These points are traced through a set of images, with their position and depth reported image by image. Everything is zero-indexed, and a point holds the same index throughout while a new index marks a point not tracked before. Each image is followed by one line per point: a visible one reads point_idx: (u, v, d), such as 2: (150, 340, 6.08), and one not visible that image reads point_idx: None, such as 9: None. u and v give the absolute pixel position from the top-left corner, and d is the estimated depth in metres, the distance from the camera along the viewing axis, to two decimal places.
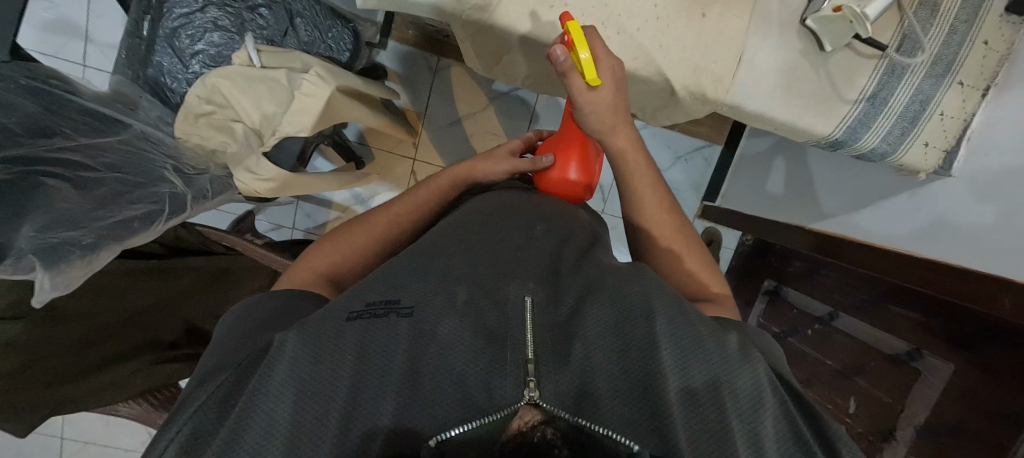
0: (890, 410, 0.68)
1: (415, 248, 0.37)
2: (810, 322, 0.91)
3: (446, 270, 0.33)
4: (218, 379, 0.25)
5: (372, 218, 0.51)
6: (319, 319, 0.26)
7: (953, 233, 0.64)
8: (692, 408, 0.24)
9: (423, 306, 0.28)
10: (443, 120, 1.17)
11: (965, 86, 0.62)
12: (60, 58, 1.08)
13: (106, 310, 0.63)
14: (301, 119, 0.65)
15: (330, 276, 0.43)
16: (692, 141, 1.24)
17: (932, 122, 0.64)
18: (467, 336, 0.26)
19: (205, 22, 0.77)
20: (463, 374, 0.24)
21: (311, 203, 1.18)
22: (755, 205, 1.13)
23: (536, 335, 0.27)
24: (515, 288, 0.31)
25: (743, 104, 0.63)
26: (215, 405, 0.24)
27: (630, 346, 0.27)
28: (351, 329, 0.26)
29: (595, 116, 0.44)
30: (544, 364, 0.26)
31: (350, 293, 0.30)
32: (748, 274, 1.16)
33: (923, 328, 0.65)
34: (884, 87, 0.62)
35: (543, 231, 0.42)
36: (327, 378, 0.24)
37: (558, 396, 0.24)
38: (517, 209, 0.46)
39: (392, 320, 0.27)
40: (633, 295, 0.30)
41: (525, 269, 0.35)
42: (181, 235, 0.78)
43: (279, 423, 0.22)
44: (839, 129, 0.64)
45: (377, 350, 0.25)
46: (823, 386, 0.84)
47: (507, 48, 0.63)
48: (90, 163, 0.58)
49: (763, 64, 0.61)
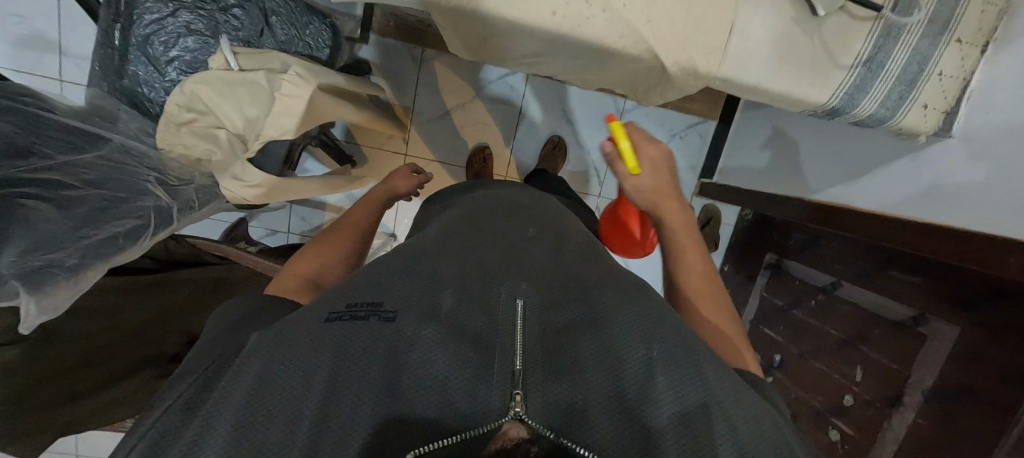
0: (897, 377, 0.69)
1: (403, 254, 0.35)
2: (813, 292, 0.90)
3: (437, 278, 0.31)
4: (188, 383, 0.25)
5: (332, 232, 0.51)
6: (300, 321, 0.26)
7: (941, 196, 0.64)
8: (686, 431, 0.23)
9: (406, 309, 0.28)
10: (431, 113, 1.15)
11: (964, 43, 0.60)
12: (34, 74, 1.05)
13: (101, 329, 0.62)
14: (284, 121, 0.63)
15: (313, 281, 0.43)
16: (686, 118, 1.21)
17: (930, 83, 0.62)
18: (451, 344, 0.25)
19: (178, 27, 0.75)
20: (444, 381, 0.23)
21: (304, 206, 1.16)
22: (750, 177, 1.11)
23: (526, 344, 0.26)
24: (505, 291, 0.30)
25: (734, 77, 0.62)
26: (178, 412, 0.23)
27: (623, 360, 0.26)
28: (330, 332, 0.25)
29: (641, 195, 0.50)
30: (532, 377, 0.24)
31: (329, 298, 0.29)
32: (749, 248, 1.16)
33: (930, 295, 0.66)
34: (881, 50, 0.60)
35: (533, 235, 0.41)
36: (294, 392, 0.22)
37: (546, 412, 0.22)
38: (506, 212, 0.46)
39: (372, 324, 0.26)
40: (622, 313, 0.30)
41: (518, 274, 0.33)
42: (172, 247, 0.78)
43: (252, 422, 0.20)
44: (837, 96, 0.63)
45: (355, 352, 0.24)
46: (827, 356, 0.84)
47: (490, 35, 0.61)
48: (71, 181, 0.56)
49: (756, 35, 0.59)
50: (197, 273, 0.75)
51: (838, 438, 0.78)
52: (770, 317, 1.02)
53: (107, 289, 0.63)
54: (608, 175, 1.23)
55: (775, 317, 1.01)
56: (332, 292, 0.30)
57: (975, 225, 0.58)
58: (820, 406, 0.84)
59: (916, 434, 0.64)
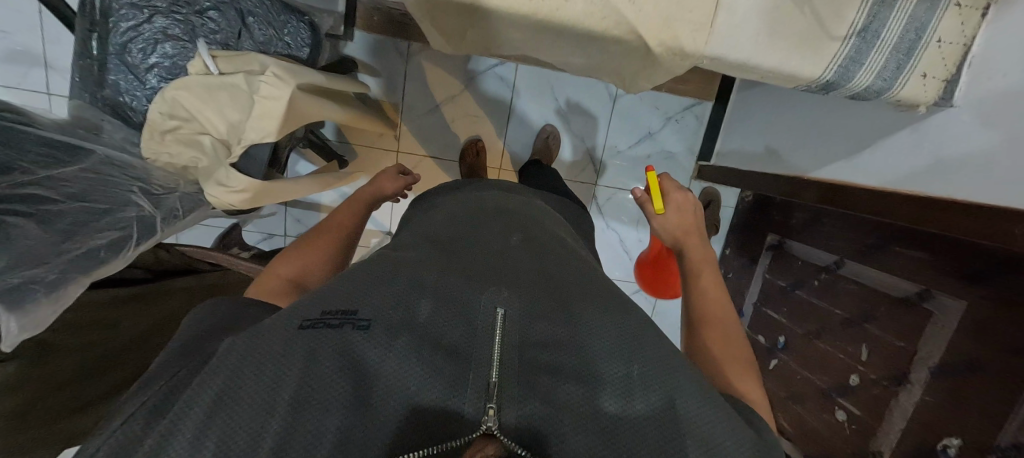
0: (902, 354, 0.67)
1: (379, 261, 0.34)
2: (817, 272, 0.89)
3: (416, 281, 0.30)
4: (153, 390, 0.24)
5: (318, 231, 0.50)
6: (273, 327, 0.26)
7: (946, 167, 0.62)
8: (648, 433, 0.23)
9: (382, 317, 0.27)
10: (421, 107, 1.13)
11: (964, 6, 0.57)
12: (23, 89, 1.05)
13: (97, 342, 0.61)
14: (265, 124, 0.62)
15: (296, 283, 0.42)
16: (681, 99, 1.18)
17: (929, 51, 0.59)
18: (424, 354, 0.24)
19: (155, 33, 0.73)
20: (415, 397, 0.22)
21: (299, 208, 1.15)
22: (748, 157, 1.09)
23: (504, 351, 0.25)
24: (485, 299, 0.28)
25: (723, 54, 0.59)
26: (145, 416, 0.22)
27: (599, 367, 0.26)
28: (300, 341, 0.24)
29: (668, 230, 0.58)
30: (509, 389, 0.23)
31: (306, 304, 0.28)
32: (750, 230, 1.14)
33: (932, 268, 0.65)
34: (875, 18, 0.57)
35: (516, 242, 0.40)
36: (262, 403, 0.21)
37: (517, 421, 0.21)
38: (488, 215, 0.45)
39: (345, 333, 0.25)
40: (600, 321, 0.29)
41: (496, 281, 0.32)
42: (163, 256, 0.78)
43: (215, 437, 0.20)
44: (830, 69, 0.61)
45: (327, 360, 0.23)
46: (832, 336, 0.82)
47: (468, 24, 0.60)
48: (54, 195, 0.57)
49: (743, 8, 0.56)
50: (192, 280, 0.78)
51: (845, 419, 0.77)
52: (773, 298, 1.01)
53: (98, 303, 0.63)
54: (603, 162, 1.21)
55: (778, 299, 1.00)
56: (310, 297, 0.29)
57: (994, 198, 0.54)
58: (826, 387, 0.82)
59: (924, 409, 0.62)
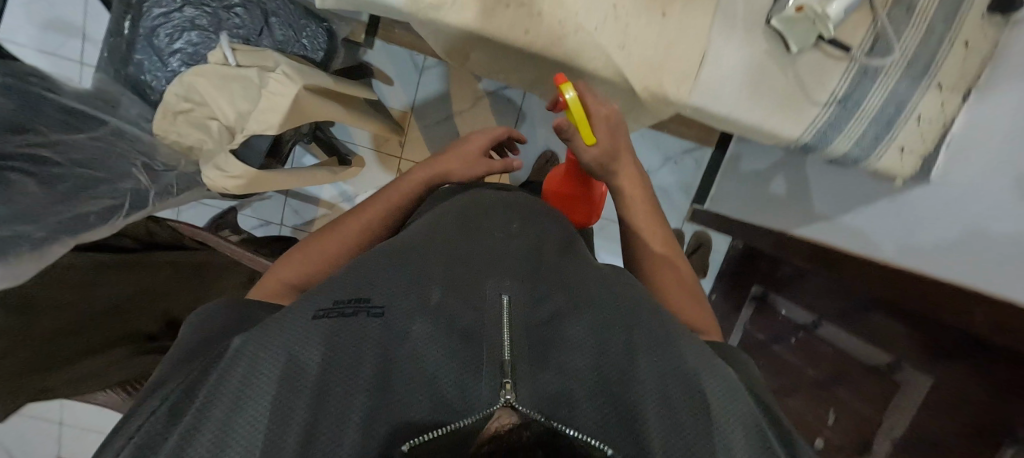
0: (870, 423, 0.67)
1: (384, 251, 0.34)
2: (795, 330, 0.90)
3: (417, 272, 0.31)
4: (172, 387, 0.25)
5: (341, 222, 0.48)
6: (286, 317, 0.26)
7: (919, 248, 0.65)
8: (669, 417, 0.22)
9: (395, 305, 0.28)
10: (430, 118, 1.16)
11: (944, 88, 0.61)
12: (59, 57, 1.06)
13: (80, 302, 0.61)
14: (268, 118, 0.62)
15: (296, 284, 0.41)
16: (682, 142, 1.24)
17: (908, 127, 0.62)
18: (439, 339, 0.26)
19: (184, 21, 0.77)
20: (434, 375, 0.25)
21: (298, 199, 1.17)
22: (742, 206, 1.12)
23: (514, 336, 0.26)
24: (491, 288, 0.30)
25: (706, 105, 0.59)
26: (162, 417, 0.23)
27: (607, 350, 0.26)
28: (316, 329, 0.26)
29: (599, 161, 0.50)
30: (520, 365, 0.24)
31: (322, 290, 0.29)
32: (737, 279, 1.17)
33: (909, 341, 0.61)
34: (857, 89, 0.60)
35: (516, 229, 0.40)
36: (284, 391, 0.23)
37: (532, 401, 0.22)
38: (499, 207, 0.44)
39: (361, 320, 0.27)
40: (608, 304, 0.30)
41: (495, 269, 0.33)
42: (155, 230, 0.78)
43: (242, 428, 0.21)
44: (810, 131, 0.62)
45: (345, 346, 0.25)
46: (806, 394, 0.84)
47: (471, 48, 0.64)
48: (59, 159, 0.56)
49: (729, 64, 0.58)
50: (180, 256, 0.75)
51: None
52: (754, 350, 1.03)
53: (86, 266, 0.63)
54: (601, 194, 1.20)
55: (757, 352, 1.01)
56: (318, 286, 0.30)
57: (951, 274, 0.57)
58: None
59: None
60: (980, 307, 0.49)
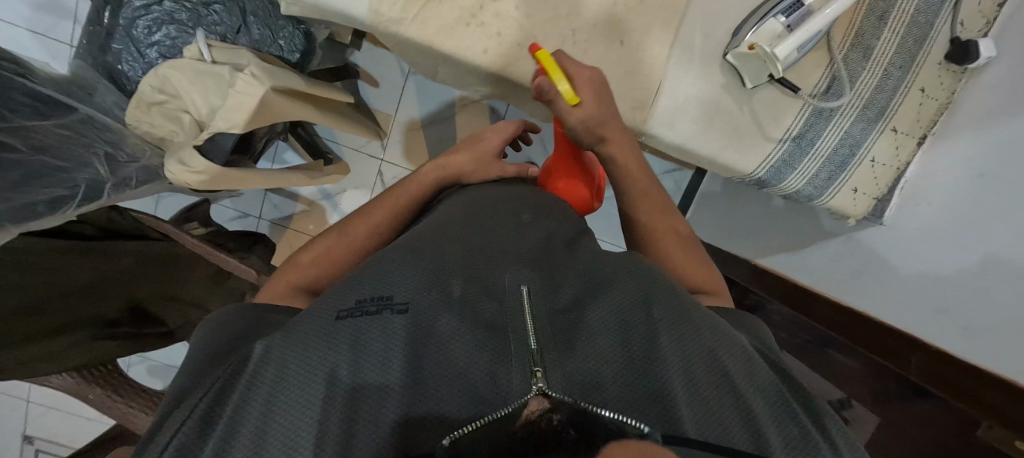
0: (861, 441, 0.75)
1: (402, 245, 0.34)
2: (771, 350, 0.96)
3: (440, 262, 0.32)
4: (197, 397, 0.24)
5: (344, 226, 0.47)
6: (310, 320, 0.26)
7: (876, 276, 0.69)
8: (697, 398, 0.24)
9: (416, 300, 0.28)
10: (414, 122, 1.16)
11: (899, 132, 0.63)
12: (49, 38, 1.00)
13: (42, 281, 0.58)
14: (231, 116, 0.60)
15: (303, 287, 0.40)
16: (662, 162, 1.15)
17: (863, 167, 0.64)
18: (466, 331, 0.26)
19: (161, 13, 0.75)
20: (465, 372, 0.24)
21: (278, 195, 1.16)
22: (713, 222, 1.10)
23: (539, 325, 0.27)
24: (510, 278, 0.31)
25: (661, 134, 0.62)
26: (194, 428, 0.22)
27: (628, 335, 0.27)
28: (341, 330, 0.26)
29: (586, 129, 0.51)
30: (548, 353, 0.25)
31: (344, 290, 0.29)
32: None
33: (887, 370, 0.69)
34: (811, 128, 0.61)
35: (528, 220, 0.41)
36: (318, 390, 0.23)
37: (565, 386, 0.23)
38: (510, 200, 0.44)
39: (385, 317, 0.27)
40: (628, 285, 0.31)
41: (509, 260, 0.33)
42: (115, 218, 0.73)
43: (278, 428, 0.21)
44: (763, 167, 0.63)
45: (373, 341, 0.25)
46: None
47: (435, 60, 0.62)
48: (21, 144, 0.54)
49: (682, 95, 0.60)
50: (142, 245, 0.71)
51: None
52: None
53: (48, 247, 0.59)
54: None
55: None
56: (336, 288, 0.30)
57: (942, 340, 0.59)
58: None
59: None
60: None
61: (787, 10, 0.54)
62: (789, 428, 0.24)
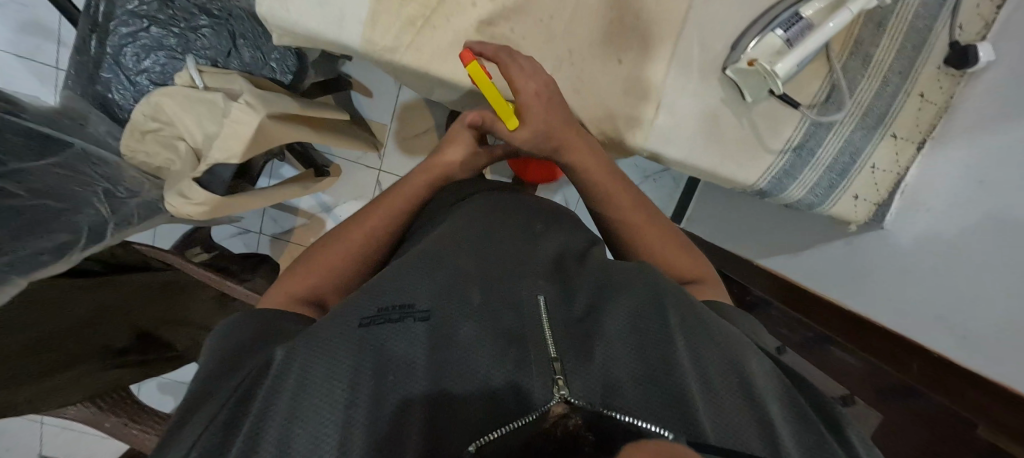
0: None
1: (415, 255, 0.34)
2: None
3: (458, 271, 0.32)
4: (218, 401, 0.24)
5: (341, 234, 0.46)
6: (328, 327, 0.26)
7: (880, 272, 0.70)
8: (713, 397, 0.25)
9: (438, 309, 0.28)
10: (409, 131, 1.16)
11: (899, 137, 0.64)
12: (34, 61, 1.01)
13: (55, 317, 0.58)
14: (229, 145, 0.58)
15: (302, 297, 0.39)
16: None
17: (864, 173, 0.64)
18: (487, 339, 0.26)
19: (149, 40, 0.76)
20: (485, 378, 0.24)
21: (277, 208, 1.16)
22: (718, 213, 1.09)
23: (557, 332, 0.27)
24: (528, 288, 0.31)
25: (661, 149, 0.60)
26: (217, 429, 0.22)
27: (646, 335, 0.28)
28: (364, 339, 0.26)
29: (538, 141, 0.50)
30: (568, 362, 0.25)
31: (361, 295, 0.29)
32: None
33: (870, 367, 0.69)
34: (811, 138, 0.61)
35: (541, 231, 0.42)
36: (342, 399, 0.23)
37: (586, 392, 0.24)
38: (519, 207, 0.45)
39: (407, 325, 0.27)
40: (646, 287, 0.32)
41: (523, 270, 0.33)
42: (118, 253, 0.74)
43: (303, 434, 0.21)
44: (766, 178, 0.63)
45: (395, 351, 0.25)
46: None
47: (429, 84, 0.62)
48: (14, 188, 0.54)
49: (682, 111, 0.59)
50: (144, 276, 0.71)
51: None
52: None
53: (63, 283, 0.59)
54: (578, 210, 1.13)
55: None
56: (355, 293, 0.30)
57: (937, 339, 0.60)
58: None
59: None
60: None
61: (785, 24, 0.53)
62: (803, 433, 0.25)
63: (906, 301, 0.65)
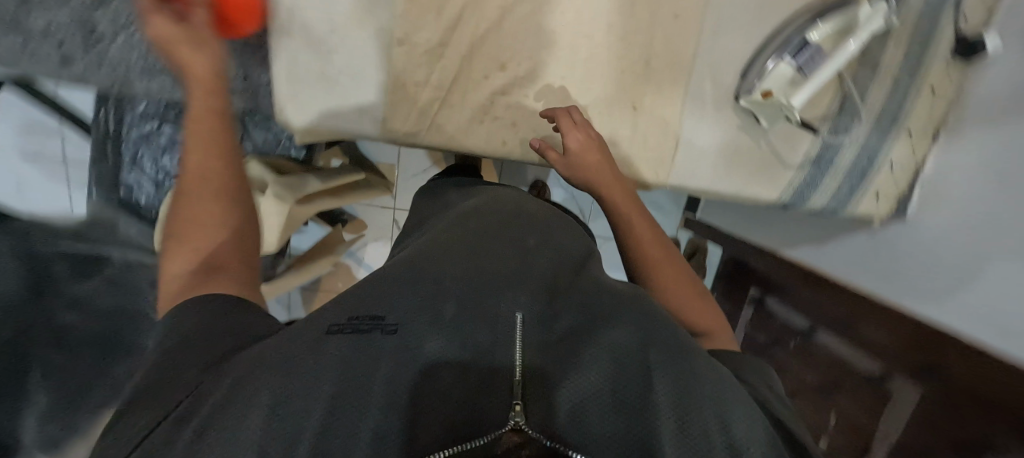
0: (867, 428, 0.69)
1: (405, 266, 0.34)
2: (794, 335, 0.85)
3: (438, 284, 0.31)
4: (174, 399, 0.24)
5: (183, 189, 0.36)
6: (297, 337, 0.26)
7: (912, 276, 0.66)
8: (683, 417, 0.22)
9: (408, 322, 0.28)
10: None
11: (913, 134, 0.63)
12: (44, 158, 1.01)
13: None
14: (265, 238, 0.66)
15: (211, 261, 0.33)
16: None
17: (883, 173, 0.64)
18: (454, 356, 0.26)
19: (163, 140, 0.83)
20: (448, 394, 0.24)
21: None
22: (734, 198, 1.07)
23: (529, 354, 0.27)
24: (505, 302, 0.30)
25: (684, 181, 0.66)
26: (167, 427, 0.22)
27: (623, 359, 0.26)
28: (332, 347, 0.25)
29: (570, 167, 0.54)
30: (533, 387, 0.25)
31: (334, 309, 0.30)
32: None
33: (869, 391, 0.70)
34: (828, 148, 0.63)
35: (533, 246, 0.39)
36: (303, 398, 0.22)
37: (547, 419, 0.22)
38: (515, 219, 0.44)
39: (375, 338, 0.26)
40: (630, 314, 0.30)
41: (506, 285, 0.32)
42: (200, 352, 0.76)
43: (243, 430, 0.20)
44: (787, 191, 0.65)
45: (361, 363, 0.25)
46: (808, 397, 0.81)
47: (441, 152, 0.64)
48: (79, 318, 0.67)
49: (701, 142, 0.64)
50: None
51: None
52: None
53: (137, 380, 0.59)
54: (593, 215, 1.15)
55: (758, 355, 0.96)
56: (339, 301, 0.31)
57: (962, 327, 0.57)
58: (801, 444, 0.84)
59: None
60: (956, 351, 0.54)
61: (795, 49, 0.56)
62: None
63: (935, 297, 0.62)
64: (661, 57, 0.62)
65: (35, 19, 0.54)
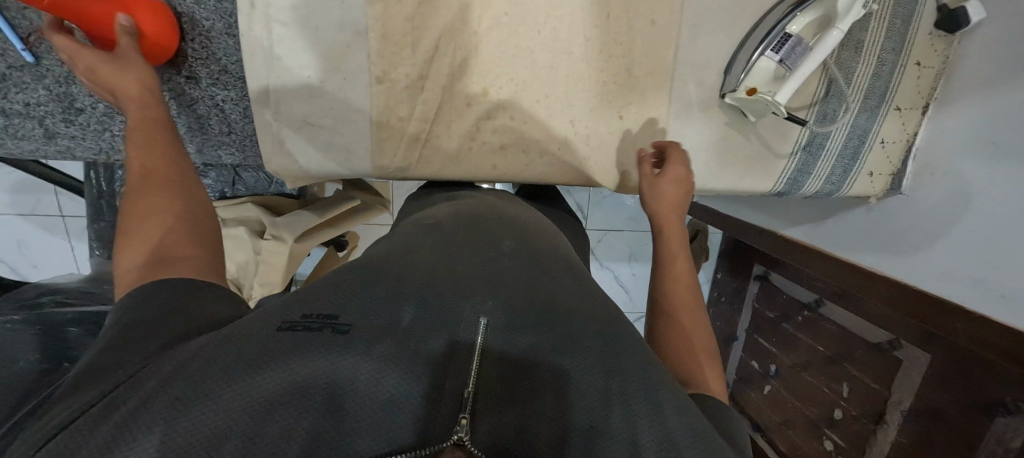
0: (877, 395, 0.73)
1: (356, 266, 0.33)
2: (798, 308, 0.91)
3: (399, 282, 0.31)
4: (100, 386, 0.23)
5: (137, 188, 0.35)
6: (246, 331, 0.25)
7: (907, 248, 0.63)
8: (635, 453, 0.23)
9: (363, 323, 0.27)
10: None
11: (902, 110, 0.62)
12: (39, 215, 0.99)
13: None
14: (272, 274, 0.69)
15: (163, 250, 0.33)
16: None
17: (874, 152, 0.64)
18: (406, 362, 0.25)
19: None
20: (394, 405, 0.23)
21: None
22: None
23: (485, 367, 0.26)
24: (471, 306, 0.29)
25: None
26: (88, 417, 0.21)
27: (580, 383, 0.26)
28: (280, 343, 0.24)
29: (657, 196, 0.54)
30: (484, 398, 0.24)
31: (290, 303, 0.29)
32: (735, 264, 1.13)
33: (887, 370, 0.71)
34: (818, 132, 0.63)
35: (508, 249, 0.38)
36: (236, 394, 0.21)
37: (491, 437, 0.23)
38: (491, 221, 0.43)
39: (325, 337, 0.25)
40: (609, 330, 0.30)
41: (476, 286, 0.31)
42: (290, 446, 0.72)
43: (162, 429, 0.19)
44: (780, 181, 0.66)
45: (303, 364, 0.23)
46: (818, 369, 0.86)
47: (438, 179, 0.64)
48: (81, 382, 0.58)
49: (694, 142, 0.63)
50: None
51: (832, 449, 0.83)
52: (763, 327, 1.02)
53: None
54: (590, 209, 1.15)
55: (768, 330, 1.01)
56: (298, 293, 0.30)
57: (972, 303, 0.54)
58: (814, 417, 0.87)
59: (899, 449, 0.69)
60: (961, 321, 0.55)
61: (775, 45, 0.55)
62: None
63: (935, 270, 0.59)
64: (643, 64, 0.59)
65: (16, 98, 0.52)
